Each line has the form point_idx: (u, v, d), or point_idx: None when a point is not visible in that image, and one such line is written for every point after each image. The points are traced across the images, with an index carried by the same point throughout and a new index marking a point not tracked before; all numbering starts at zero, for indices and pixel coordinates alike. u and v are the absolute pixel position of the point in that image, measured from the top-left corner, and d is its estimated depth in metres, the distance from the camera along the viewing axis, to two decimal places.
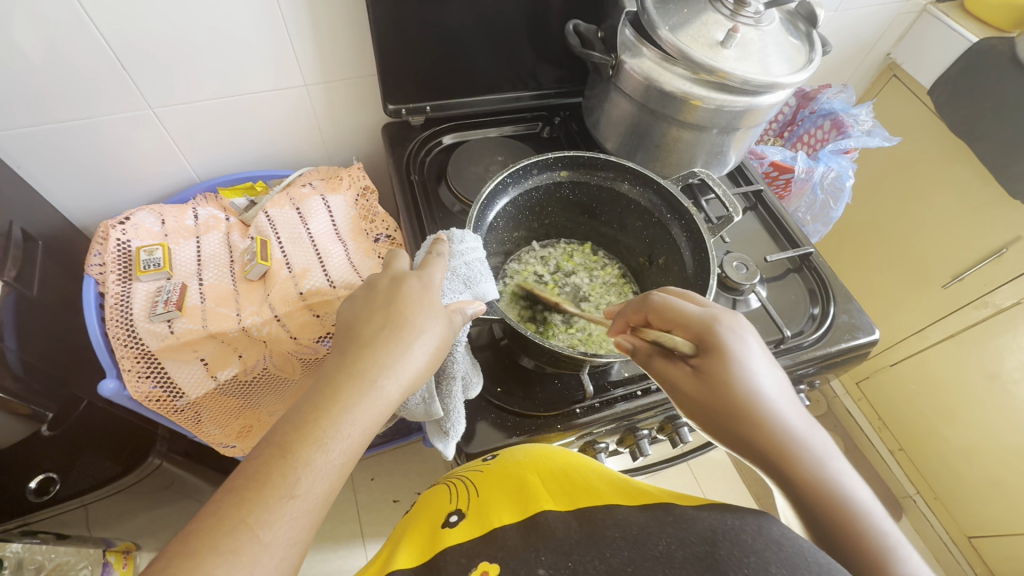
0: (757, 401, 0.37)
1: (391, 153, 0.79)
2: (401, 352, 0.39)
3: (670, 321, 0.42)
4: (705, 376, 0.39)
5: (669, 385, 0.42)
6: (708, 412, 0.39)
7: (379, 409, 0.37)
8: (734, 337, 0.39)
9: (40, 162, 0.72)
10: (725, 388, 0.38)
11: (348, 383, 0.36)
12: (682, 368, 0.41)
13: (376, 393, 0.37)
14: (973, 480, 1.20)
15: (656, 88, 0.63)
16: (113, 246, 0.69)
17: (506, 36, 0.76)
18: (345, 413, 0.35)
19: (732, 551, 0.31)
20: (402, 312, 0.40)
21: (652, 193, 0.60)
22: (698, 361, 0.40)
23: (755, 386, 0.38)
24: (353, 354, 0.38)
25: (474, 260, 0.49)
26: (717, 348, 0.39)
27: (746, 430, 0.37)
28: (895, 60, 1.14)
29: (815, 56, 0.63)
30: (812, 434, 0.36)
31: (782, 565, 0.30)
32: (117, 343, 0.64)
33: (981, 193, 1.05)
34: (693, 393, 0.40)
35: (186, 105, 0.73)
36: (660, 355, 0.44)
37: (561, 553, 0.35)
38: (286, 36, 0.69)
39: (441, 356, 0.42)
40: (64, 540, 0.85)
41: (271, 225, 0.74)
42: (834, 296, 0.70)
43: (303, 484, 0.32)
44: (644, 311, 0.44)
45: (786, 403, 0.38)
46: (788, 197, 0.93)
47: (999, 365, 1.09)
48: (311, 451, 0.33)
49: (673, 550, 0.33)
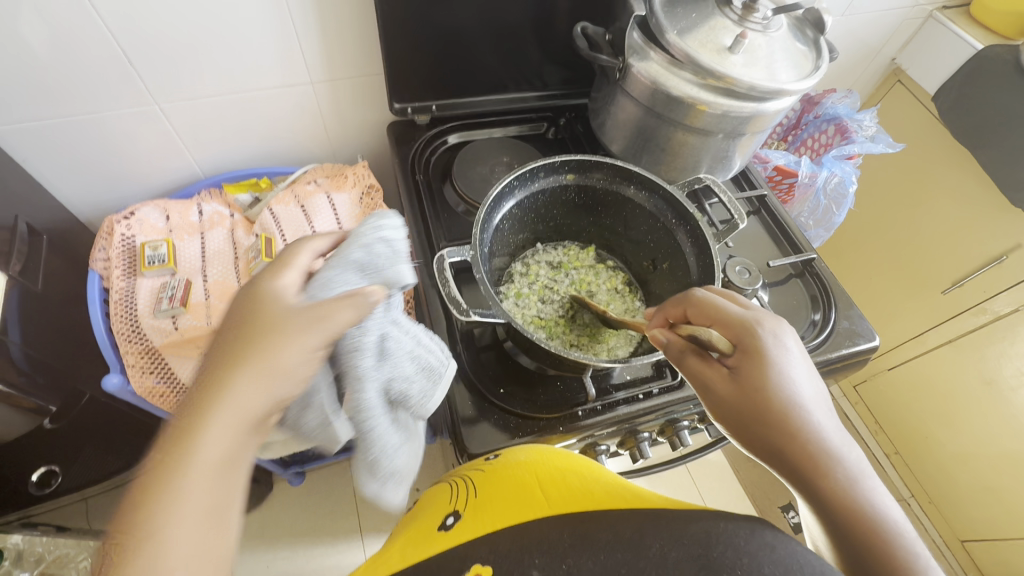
0: (790, 404, 0.38)
1: (397, 151, 0.79)
2: (255, 380, 0.33)
3: (710, 317, 0.43)
4: (741, 377, 0.39)
5: (701, 386, 0.41)
6: (740, 412, 0.39)
7: (234, 441, 0.31)
8: (775, 341, 0.40)
9: (45, 156, 0.72)
10: (760, 391, 0.38)
11: (191, 421, 0.31)
12: (718, 368, 0.41)
13: (235, 420, 0.32)
14: (969, 484, 1.21)
15: (663, 92, 0.63)
16: (118, 241, 0.69)
17: (512, 36, 0.76)
18: (190, 457, 0.30)
19: (726, 553, 0.32)
20: (250, 333, 0.34)
21: (657, 198, 0.61)
22: (735, 362, 0.40)
23: (791, 391, 0.38)
24: (197, 394, 0.32)
25: (370, 243, 0.40)
26: (757, 350, 0.40)
27: (772, 432, 0.37)
28: (900, 66, 1.14)
29: (822, 63, 0.64)
30: (837, 436, 0.37)
31: (775, 567, 0.31)
32: (121, 338, 0.65)
33: (983, 200, 1.05)
34: (726, 394, 0.40)
35: (191, 101, 0.73)
36: (695, 355, 0.43)
37: (555, 556, 0.36)
38: (293, 34, 0.69)
39: (315, 366, 0.35)
40: (65, 532, 0.85)
41: (275, 222, 0.74)
42: (836, 302, 0.70)
43: (166, 533, 0.28)
44: (685, 306, 0.45)
45: (815, 406, 0.38)
46: (791, 201, 0.93)
47: (996, 372, 1.10)
48: (167, 504, 0.28)
49: (666, 551, 0.33)
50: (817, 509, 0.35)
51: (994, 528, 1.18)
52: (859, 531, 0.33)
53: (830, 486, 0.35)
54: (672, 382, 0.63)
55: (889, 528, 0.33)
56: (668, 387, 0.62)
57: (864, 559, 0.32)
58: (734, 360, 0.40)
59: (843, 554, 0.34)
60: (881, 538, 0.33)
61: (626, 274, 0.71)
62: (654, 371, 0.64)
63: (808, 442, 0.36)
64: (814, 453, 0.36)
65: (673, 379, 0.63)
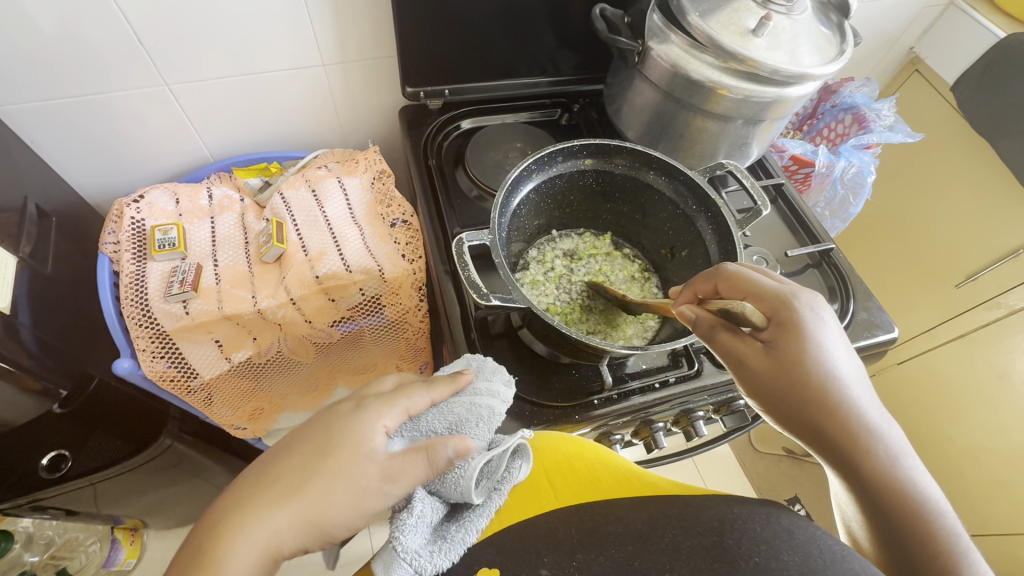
0: (830, 382, 0.38)
1: (409, 136, 0.78)
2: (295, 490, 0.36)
3: (743, 291, 0.42)
4: (778, 353, 0.39)
5: (734, 361, 0.42)
6: (777, 389, 0.39)
7: (255, 552, 0.34)
8: (813, 315, 0.39)
9: (53, 137, 0.71)
10: (797, 368, 0.38)
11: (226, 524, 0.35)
12: (752, 343, 0.41)
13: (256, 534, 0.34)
14: (977, 480, 1.21)
15: (683, 76, 0.61)
16: (129, 225, 0.68)
17: (527, 20, 0.74)
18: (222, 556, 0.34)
19: (741, 541, 0.32)
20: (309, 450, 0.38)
21: (678, 184, 0.59)
22: (769, 337, 0.40)
23: (830, 370, 0.38)
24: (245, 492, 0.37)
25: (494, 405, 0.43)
26: (794, 325, 0.39)
27: (811, 409, 0.38)
28: (919, 55, 1.12)
29: (846, 48, 0.62)
30: (875, 411, 0.38)
31: (793, 553, 0.30)
32: (131, 322, 0.64)
33: (1000, 192, 1.04)
34: (763, 370, 0.40)
35: (201, 83, 0.72)
36: (724, 328, 0.42)
37: (564, 552, 0.35)
38: (304, 14, 0.67)
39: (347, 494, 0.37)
40: (76, 516, 0.86)
41: (286, 207, 0.73)
42: (854, 293, 0.69)
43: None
44: (715, 280, 0.44)
45: (855, 382, 0.39)
46: (808, 191, 0.91)
47: (1008, 366, 1.08)
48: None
49: (680, 542, 0.33)
50: (850, 481, 0.38)
51: (1001, 523, 1.17)
52: (893, 506, 0.36)
53: (868, 463, 0.37)
54: (689, 371, 0.62)
55: (921, 502, 0.36)
56: (684, 376, 0.62)
57: (896, 533, 0.36)
58: (768, 335, 0.41)
59: (872, 522, 0.37)
60: (914, 513, 0.35)
61: (642, 261, 0.70)
62: (670, 360, 0.63)
63: (847, 420, 0.37)
64: (854, 431, 0.37)
65: (689, 368, 0.62)
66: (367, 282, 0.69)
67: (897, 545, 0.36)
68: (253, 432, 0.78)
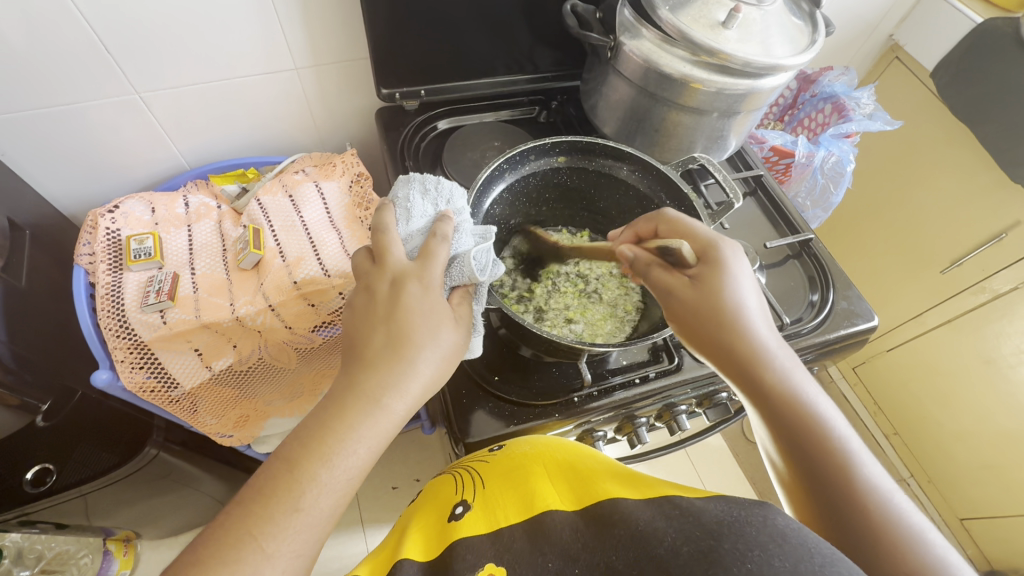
0: (739, 313, 0.43)
1: (385, 138, 0.77)
2: (405, 370, 0.38)
3: (679, 234, 0.47)
4: (701, 285, 0.44)
5: (663, 292, 0.47)
6: (697, 314, 0.44)
7: (385, 426, 0.37)
8: (734, 255, 0.45)
9: (24, 148, 0.70)
10: (716, 297, 0.43)
11: (352, 407, 0.37)
12: (679, 276, 0.46)
13: (381, 412, 0.37)
14: (967, 463, 1.22)
15: (656, 71, 0.61)
16: (103, 236, 0.68)
17: (502, 18, 0.74)
18: (351, 433, 0.36)
19: (736, 544, 0.31)
20: (404, 326, 0.39)
21: (651, 179, 0.60)
22: (696, 273, 0.45)
23: (739, 298, 0.43)
24: (358, 373, 0.38)
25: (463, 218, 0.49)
26: (717, 263, 0.44)
27: (723, 335, 0.43)
28: (898, 42, 1.12)
29: (818, 37, 0.62)
30: (772, 338, 0.43)
31: (784, 560, 0.29)
32: (108, 333, 0.63)
33: (981, 177, 1.04)
34: (689, 300, 0.45)
35: (173, 90, 0.71)
36: (658, 266, 0.48)
37: (568, 557, 0.35)
38: (273, 17, 0.67)
39: (452, 365, 0.41)
40: (66, 529, 0.85)
41: (264, 213, 0.73)
42: (834, 282, 0.69)
43: (308, 498, 0.34)
44: (655, 223, 0.49)
45: (758, 313, 0.44)
46: (788, 181, 0.92)
47: (995, 350, 1.09)
48: (317, 468, 0.35)
49: (677, 546, 0.32)
50: (757, 399, 0.42)
51: (991, 506, 1.19)
52: (794, 416, 0.40)
53: (768, 379, 0.41)
54: (669, 366, 0.62)
55: (816, 415, 0.40)
56: (665, 371, 0.61)
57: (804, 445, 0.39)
58: (694, 271, 0.45)
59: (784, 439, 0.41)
60: (810, 422, 0.40)
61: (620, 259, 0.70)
62: (650, 356, 0.63)
63: (751, 347, 0.42)
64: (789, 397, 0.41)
65: (669, 363, 0.62)
66: (346, 285, 0.69)
67: (800, 452, 0.40)
68: (240, 442, 0.75)
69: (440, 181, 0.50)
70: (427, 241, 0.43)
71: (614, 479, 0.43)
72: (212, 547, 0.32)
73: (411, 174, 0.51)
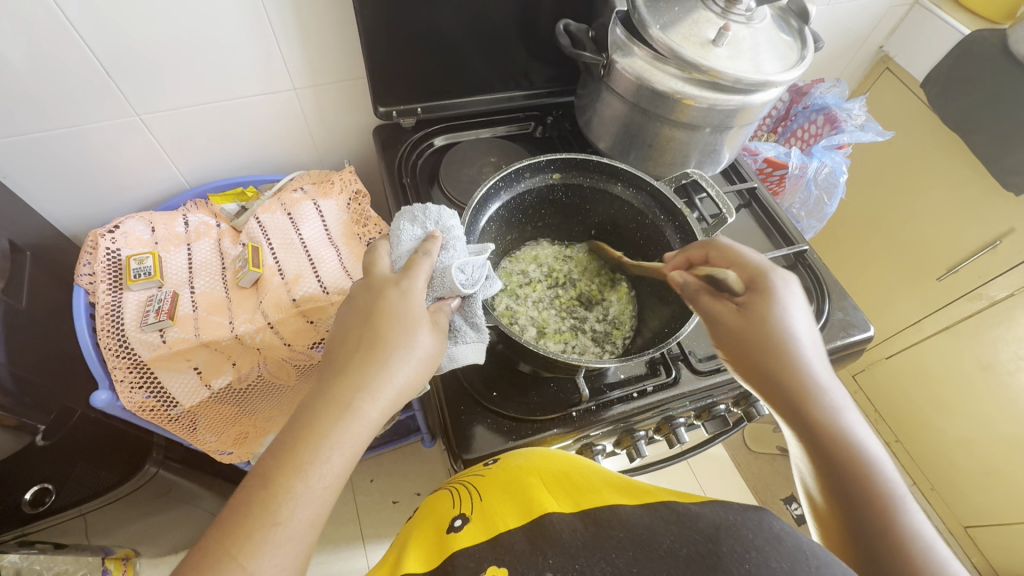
0: (787, 338, 0.42)
1: (383, 156, 0.78)
2: (378, 373, 0.39)
3: (730, 262, 0.47)
4: (749, 312, 0.43)
5: (710, 319, 0.46)
6: (745, 342, 0.43)
7: (360, 431, 0.38)
8: (783, 283, 0.44)
9: (27, 171, 0.71)
10: (762, 323, 0.42)
11: (323, 413, 0.37)
12: (727, 304, 0.45)
13: (354, 416, 0.38)
14: (970, 470, 1.22)
15: (648, 88, 0.62)
16: (104, 256, 0.68)
17: (497, 36, 0.75)
18: (324, 440, 0.36)
19: (733, 547, 0.33)
20: (378, 329, 0.41)
21: (644, 194, 0.61)
22: (744, 300, 0.44)
23: (788, 328, 0.42)
24: (332, 381, 0.39)
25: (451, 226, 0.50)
26: (765, 289, 0.44)
27: (767, 361, 0.42)
28: (888, 53, 1.14)
29: (807, 53, 0.63)
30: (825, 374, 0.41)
31: (782, 561, 0.31)
32: (109, 353, 0.63)
33: (973, 186, 1.05)
34: (734, 325, 0.44)
35: (173, 111, 0.72)
36: (707, 293, 0.47)
37: (568, 555, 0.36)
38: (272, 39, 0.68)
39: (429, 368, 0.42)
40: (64, 549, 0.85)
41: (263, 231, 0.73)
42: (829, 293, 0.69)
43: (285, 511, 0.34)
44: (706, 250, 0.49)
45: (810, 347, 0.42)
46: (783, 192, 0.93)
47: (994, 357, 1.09)
48: (292, 479, 0.35)
49: (676, 548, 0.34)
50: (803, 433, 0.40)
51: (996, 514, 1.18)
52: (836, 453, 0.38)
53: (815, 414, 0.39)
54: (667, 380, 0.62)
55: (861, 452, 0.37)
56: (662, 384, 0.62)
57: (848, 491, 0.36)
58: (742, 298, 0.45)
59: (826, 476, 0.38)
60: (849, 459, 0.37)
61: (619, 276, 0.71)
62: (648, 369, 0.63)
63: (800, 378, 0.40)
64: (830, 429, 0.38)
65: (667, 376, 0.62)
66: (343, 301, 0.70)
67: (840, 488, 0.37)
68: (240, 458, 0.75)
69: (427, 206, 0.50)
70: (411, 257, 0.46)
71: (613, 489, 0.43)
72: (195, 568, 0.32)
73: (402, 208, 0.51)
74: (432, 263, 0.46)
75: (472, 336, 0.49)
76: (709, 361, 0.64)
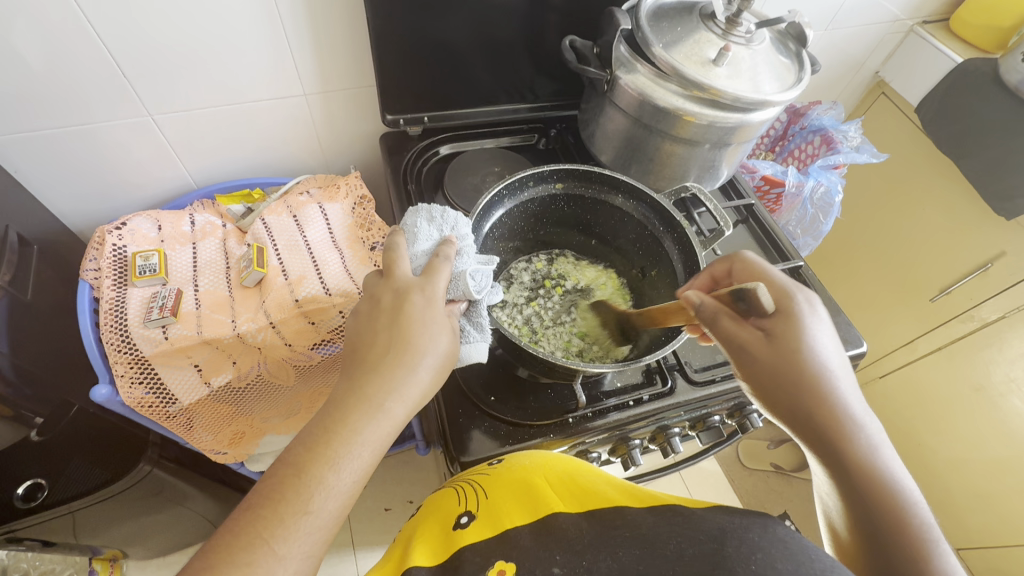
0: (813, 364, 0.43)
1: (389, 162, 0.80)
2: (407, 376, 0.40)
3: (755, 278, 0.49)
4: (775, 336, 0.44)
5: (735, 344, 0.45)
6: (771, 367, 0.43)
7: (386, 430, 0.39)
8: (808, 306, 0.45)
9: (37, 166, 0.72)
10: (788, 348, 0.43)
11: (355, 411, 0.38)
12: (752, 329, 0.45)
13: (384, 416, 0.39)
14: (962, 491, 1.22)
15: (650, 104, 0.64)
16: (110, 252, 0.70)
17: (504, 49, 0.77)
18: (355, 436, 0.37)
19: (739, 548, 0.33)
20: (403, 332, 0.42)
21: (645, 206, 0.62)
22: (769, 325, 0.45)
23: (815, 350, 0.43)
24: (360, 379, 0.40)
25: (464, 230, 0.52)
26: (791, 313, 0.45)
27: (797, 387, 0.43)
28: (883, 78, 1.16)
29: (804, 75, 0.65)
30: (855, 404, 0.42)
31: (787, 562, 0.32)
32: (110, 348, 0.64)
33: (965, 211, 1.07)
34: (761, 350, 0.44)
35: (184, 113, 0.74)
36: (728, 315, 0.46)
37: (575, 554, 0.36)
38: (285, 46, 0.70)
39: (447, 372, 0.44)
40: (53, 547, 0.84)
41: (268, 232, 0.74)
42: (824, 309, 0.71)
43: (317, 501, 0.35)
44: (731, 264, 0.52)
45: (837, 371, 0.43)
46: (779, 210, 0.95)
47: (986, 378, 1.11)
48: (323, 471, 0.35)
49: (682, 549, 0.34)
50: (824, 450, 0.41)
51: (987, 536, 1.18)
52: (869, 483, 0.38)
53: (846, 442, 0.40)
54: (663, 389, 0.63)
55: (886, 472, 0.39)
56: (658, 393, 0.62)
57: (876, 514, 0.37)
58: (767, 323, 0.45)
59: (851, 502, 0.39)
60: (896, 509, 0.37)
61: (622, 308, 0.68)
62: (644, 378, 0.64)
63: (826, 402, 0.42)
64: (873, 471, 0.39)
65: (663, 386, 0.63)
66: (346, 304, 0.70)
67: (866, 505, 0.38)
68: (233, 459, 0.75)
69: (446, 209, 0.52)
70: (431, 261, 0.47)
71: (615, 490, 0.44)
72: (223, 552, 0.32)
73: (418, 204, 0.53)
74: (451, 268, 0.47)
75: (476, 333, 0.49)
76: (704, 372, 0.65)
